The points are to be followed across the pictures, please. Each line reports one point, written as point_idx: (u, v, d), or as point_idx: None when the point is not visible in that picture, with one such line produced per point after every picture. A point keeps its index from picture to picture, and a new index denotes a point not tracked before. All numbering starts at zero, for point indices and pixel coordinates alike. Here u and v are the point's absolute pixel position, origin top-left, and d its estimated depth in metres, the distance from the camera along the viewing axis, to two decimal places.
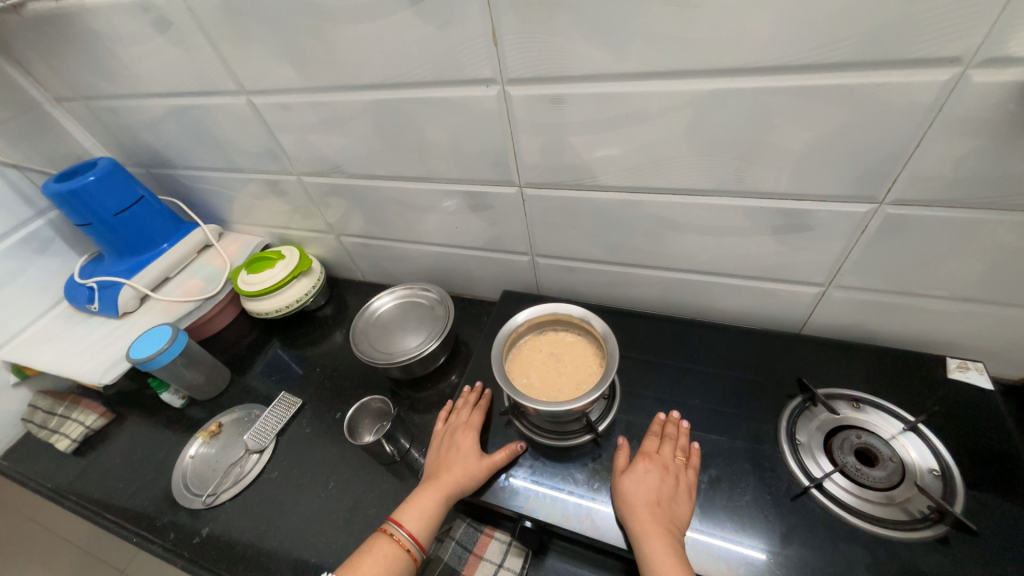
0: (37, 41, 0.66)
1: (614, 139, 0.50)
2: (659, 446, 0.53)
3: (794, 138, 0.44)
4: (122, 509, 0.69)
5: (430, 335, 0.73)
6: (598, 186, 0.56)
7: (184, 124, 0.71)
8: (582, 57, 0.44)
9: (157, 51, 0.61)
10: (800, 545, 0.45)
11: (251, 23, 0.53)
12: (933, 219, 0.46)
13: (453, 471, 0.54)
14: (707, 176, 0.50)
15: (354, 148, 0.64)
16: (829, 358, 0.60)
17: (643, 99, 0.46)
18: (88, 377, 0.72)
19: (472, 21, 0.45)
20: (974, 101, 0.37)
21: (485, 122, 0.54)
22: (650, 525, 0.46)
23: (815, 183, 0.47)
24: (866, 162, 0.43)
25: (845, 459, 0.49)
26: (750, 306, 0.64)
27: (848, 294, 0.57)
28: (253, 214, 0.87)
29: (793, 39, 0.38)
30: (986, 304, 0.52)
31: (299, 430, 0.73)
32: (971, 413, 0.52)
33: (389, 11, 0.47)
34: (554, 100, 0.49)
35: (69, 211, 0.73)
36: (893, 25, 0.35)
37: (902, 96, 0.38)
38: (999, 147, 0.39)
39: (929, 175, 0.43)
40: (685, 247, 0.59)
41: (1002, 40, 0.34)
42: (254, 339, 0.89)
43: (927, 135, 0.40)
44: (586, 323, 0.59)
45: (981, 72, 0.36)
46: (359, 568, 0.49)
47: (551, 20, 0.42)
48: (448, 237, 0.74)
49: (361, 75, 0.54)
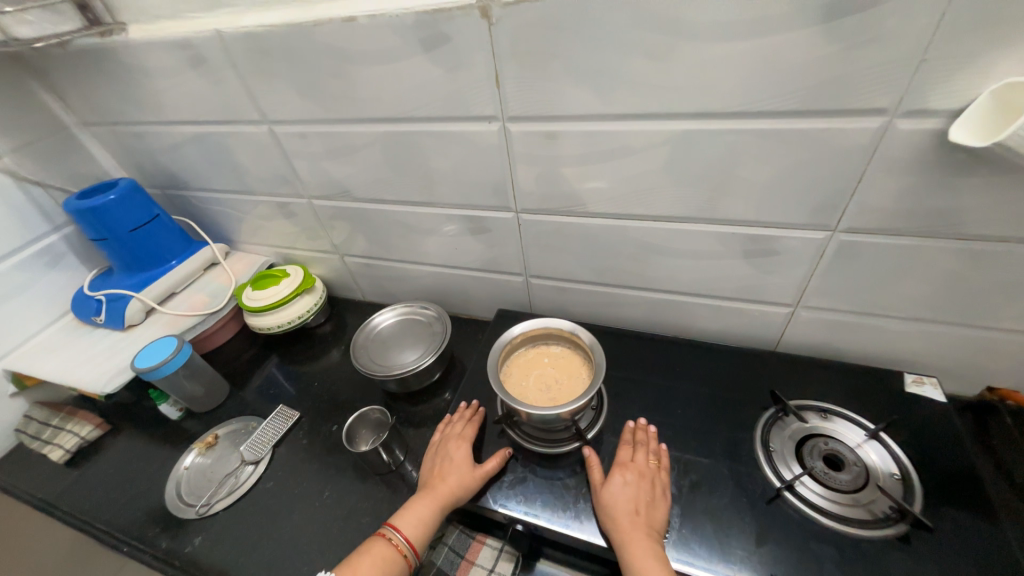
0: (76, 71, 0.72)
1: (601, 172, 0.57)
2: (633, 454, 0.56)
3: (757, 173, 0.51)
4: (113, 520, 0.69)
5: (428, 349, 0.76)
6: (588, 213, 0.62)
7: (205, 149, 0.77)
8: (573, 100, 0.51)
9: (189, 83, 0.67)
10: (774, 544, 0.48)
11: (279, 63, 0.60)
12: (880, 245, 0.52)
13: (449, 480, 0.56)
14: (683, 204, 0.56)
15: (365, 175, 0.70)
16: (800, 374, 0.65)
17: (627, 137, 0.52)
18: (90, 385, 0.73)
19: (478, 67, 0.52)
20: (902, 144, 0.44)
21: (486, 153, 0.60)
22: (632, 533, 0.48)
23: (777, 212, 0.53)
24: (820, 193, 0.50)
25: (814, 464, 0.54)
26: (727, 326, 0.69)
27: (814, 314, 0.62)
28: (261, 234, 0.91)
29: (750, 90, 0.45)
30: (935, 323, 0.57)
31: (295, 442, 0.75)
32: (928, 424, 0.57)
33: (404, 58, 0.54)
34: (548, 135, 0.56)
35: (88, 227, 0.77)
36: (830, 81, 0.42)
37: (843, 139, 0.45)
38: (926, 184, 0.46)
39: (872, 207, 0.49)
40: (666, 269, 0.64)
41: (920, 96, 0.41)
42: (253, 354, 0.91)
43: (867, 172, 0.47)
44: (576, 336, 0.63)
45: (906, 121, 0.43)
46: (359, 569, 0.50)
47: (547, 69, 0.49)
48: (447, 258, 0.79)
49: (376, 110, 0.60)
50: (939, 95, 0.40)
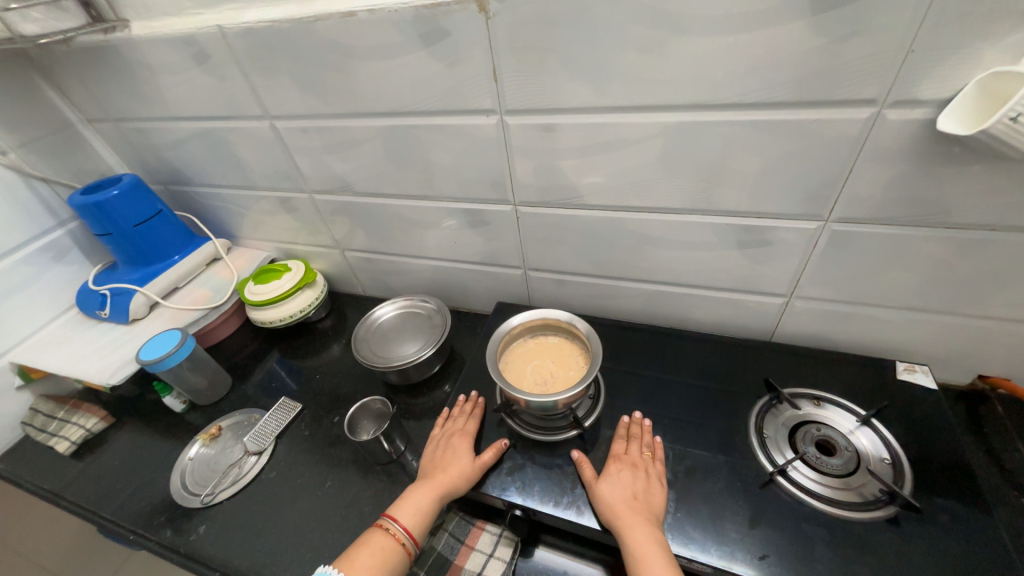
0: (81, 68, 0.73)
1: (597, 164, 0.58)
2: (627, 447, 0.57)
3: (750, 164, 0.52)
4: (118, 510, 0.70)
5: (428, 341, 0.77)
6: (585, 205, 0.63)
7: (208, 145, 0.78)
8: (570, 92, 0.52)
9: (192, 79, 0.68)
10: (767, 527, 0.49)
11: (281, 60, 0.61)
12: (871, 235, 0.53)
13: (448, 470, 0.57)
14: (677, 195, 0.57)
15: (365, 169, 0.71)
16: (794, 364, 0.66)
17: (622, 129, 0.53)
18: (96, 377, 0.75)
19: (477, 60, 0.53)
20: (891, 134, 0.45)
21: (485, 146, 0.61)
22: (632, 518, 0.49)
23: (769, 202, 0.54)
24: (811, 183, 0.51)
25: (807, 449, 0.54)
26: (722, 316, 0.70)
27: (808, 303, 0.63)
28: (262, 229, 0.92)
29: (744, 81, 0.46)
30: (927, 312, 0.58)
31: (297, 434, 0.76)
32: (920, 411, 0.58)
33: (404, 53, 0.55)
34: (546, 128, 0.56)
35: (92, 221, 0.78)
36: (820, 73, 0.43)
37: (835, 129, 0.46)
38: (915, 174, 0.47)
39: (863, 197, 0.50)
40: (662, 260, 0.65)
41: (907, 86, 0.42)
42: (256, 348, 0.92)
43: (857, 162, 0.48)
44: (573, 326, 0.64)
45: (895, 111, 0.44)
46: (356, 559, 0.51)
47: (544, 62, 0.50)
48: (447, 252, 0.80)
49: (376, 105, 0.61)
50: (927, 85, 0.41)
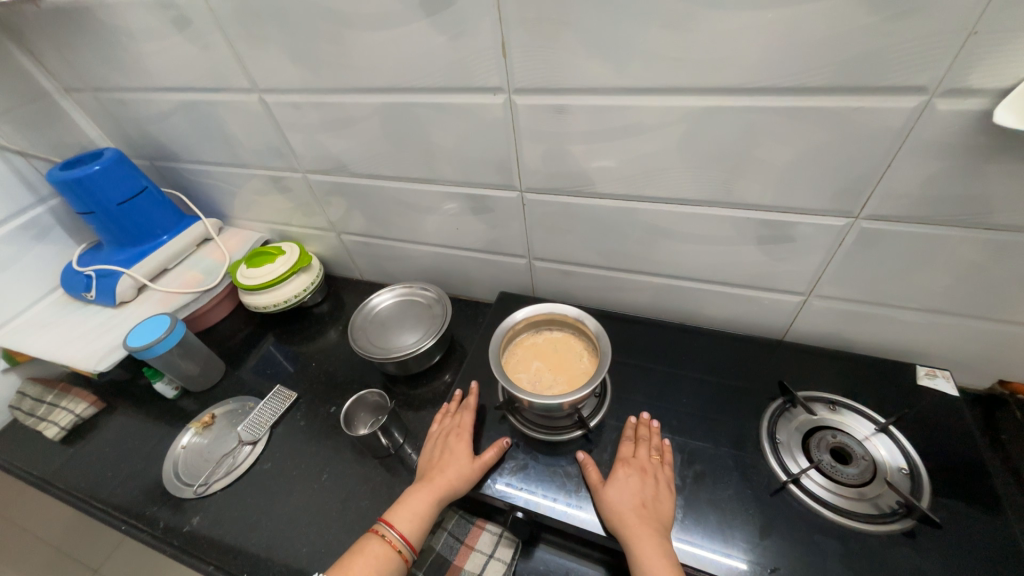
0: (52, 31, 0.68)
1: (611, 150, 0.54)
2: (635, 449, 0.55)
3: (780, 155, 0.48)
4: (109, 498, 0.68)
5: (428, 332, 0.74)
6: (596, 193, 0.59)
7: (193, 119, 0.73)
8: (586, 71, 0.47)
9: (173, 47, 0.63)
10: (777, 537, 0.48)
11: (270, 27, 0.56)
12: (905, 235, 0.50)
13: (447, 473, 0.55)
14: (697, 186, 0.53)
15: (362, 149, 0.66)
16: (808, 365, 0.63)
17: (642, 113, 0.49)
18: (83, 362, 0.72)
19: (483, 33, 0.48)
20: (940, 126, 0.41)
21: (490, 129, 0.57)
22: (639, 528, 0.47)
23: (797, 195, 0.50)
24: (844, 178, 0.47)
25: (821, 456, 0.53)
26: (735, 313, 0.67)
27: (827, 303, 0.61)
28: (254, 209, 0.88)
29: (781, 63, 0.41)
30: (954, 316, 0.55)
31: (293, 423, 0.74)
32: (941, 420, 0.55)
33: (404, 22, 0.50)
34: (557, 110, 0.52)
35: (73, 199, 0.74)
36: (866, 56, 0.39)
37: (876, 120, 0.42)
38: (961, 172, 0.43)
39: (900, 193, 0.47)
40: (677, 254, 0.62)
41: (963, 74, 0.38)
42: (250, 333, 0.90)
43: (897, 157, 0.44)
44: (581, 322, 0.61)
45: (945, 101, 0.39)
46: (350, 568, 0.49)
47: (558, 37, 0.46)
48: (448, 238, 0.76)
49: (372, 78, 0.56)
50: (987, 72, 0.37)
